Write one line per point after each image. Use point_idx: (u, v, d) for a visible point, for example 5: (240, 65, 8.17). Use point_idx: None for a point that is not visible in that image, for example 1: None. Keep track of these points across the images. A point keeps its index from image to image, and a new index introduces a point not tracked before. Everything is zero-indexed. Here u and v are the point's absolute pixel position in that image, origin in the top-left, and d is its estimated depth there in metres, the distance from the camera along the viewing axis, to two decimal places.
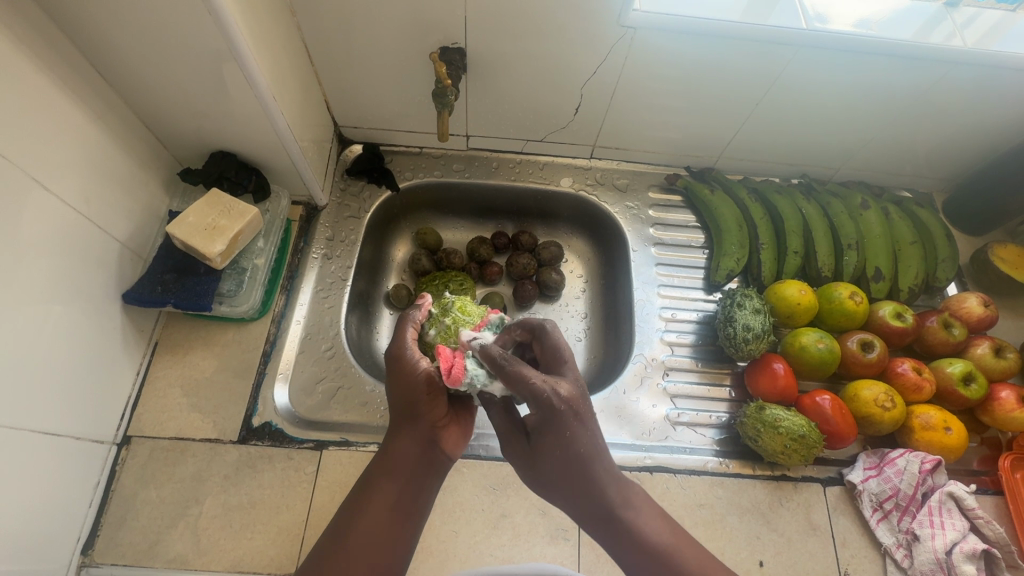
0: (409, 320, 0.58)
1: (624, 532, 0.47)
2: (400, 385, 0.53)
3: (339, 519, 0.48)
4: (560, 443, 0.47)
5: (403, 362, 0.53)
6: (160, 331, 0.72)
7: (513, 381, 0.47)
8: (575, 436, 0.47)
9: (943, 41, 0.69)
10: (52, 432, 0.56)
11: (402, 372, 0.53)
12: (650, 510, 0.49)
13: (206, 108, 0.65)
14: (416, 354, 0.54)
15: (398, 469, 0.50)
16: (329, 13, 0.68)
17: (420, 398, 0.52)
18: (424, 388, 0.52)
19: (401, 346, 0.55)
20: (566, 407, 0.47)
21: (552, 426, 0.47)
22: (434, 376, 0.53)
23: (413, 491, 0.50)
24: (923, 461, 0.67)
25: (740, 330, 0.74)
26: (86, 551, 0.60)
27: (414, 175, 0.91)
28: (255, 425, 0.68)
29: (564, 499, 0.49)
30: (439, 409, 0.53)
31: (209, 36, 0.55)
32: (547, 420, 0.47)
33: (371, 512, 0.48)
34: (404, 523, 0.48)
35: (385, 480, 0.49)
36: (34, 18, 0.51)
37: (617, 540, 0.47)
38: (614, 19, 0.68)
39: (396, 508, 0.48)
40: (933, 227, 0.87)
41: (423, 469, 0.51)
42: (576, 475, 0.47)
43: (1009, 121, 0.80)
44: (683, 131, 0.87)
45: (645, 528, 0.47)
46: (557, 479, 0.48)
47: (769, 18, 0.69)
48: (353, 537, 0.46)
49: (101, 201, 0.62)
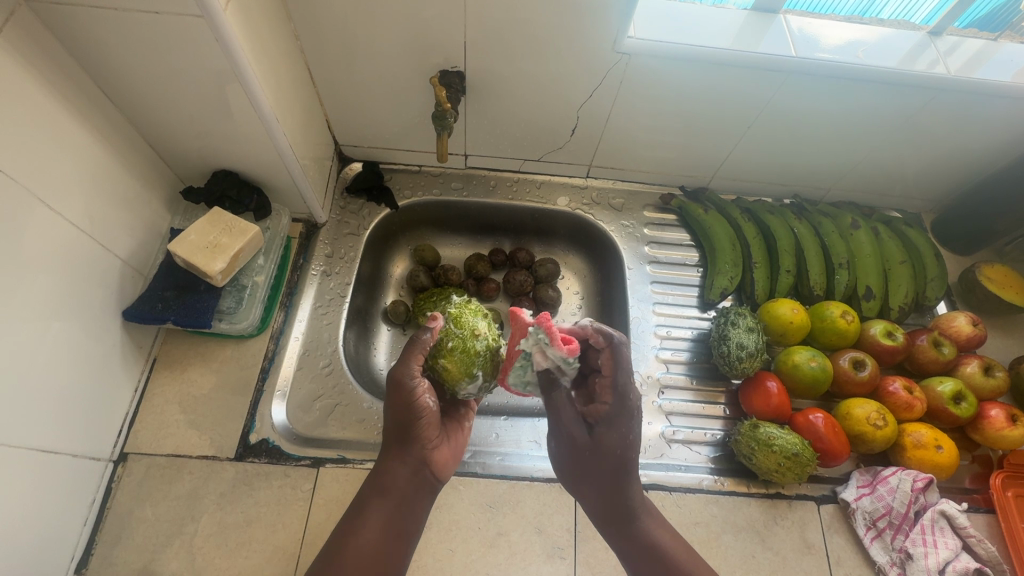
0: (419, 344, 0.55)
1: (635, 537, 0.56)
2: (399, 410, 0.53)
3: (337, 533, 0.50)
4: (615, 445, 0.55)
5: (403, 389, 0.52)
6: (159, 347, 0.73)
7: (618, 365, 0.54)
8: (634, 440, 0.55)
9: (927, 69, 0.72)
10: (50, 448, 0.57)
11: (402, 400, 0.52)
12: (658, 520, 0.57)
13: (210, 128, 0.66)
14: (418, 380, 0.53)
15: (392, 490, 0.52)
16: (331, 36, 0.70)
17: (414, 425, 0.53)
18: (421, 413, 0.53)
19: (403, 371, 0.53)
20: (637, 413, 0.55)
21: (621, 422, 0.54)
22: (430, 404, 0.54)
23: (406, 511, 0.52)
24: (915, 479, 0.68)
25: (733, 349, 0.75)
26: (80, 569, 0.60)
27: (412, 193, 0.92)
28: (252, 443, 0.68)
29: (594, 495, 0.57)
30: (430, 433, 0.55)
31: (214, 59, 0.56)
32: (617, 416, 0.54)
33: (369, 529, 0.50)
34: (398, 540, 0.51)
35: (379, 500, 0.52)
36: (45, 42, 0.52)
37: (629, 544, 0.56)
38: (608, 45, 0.70)
39: (391, 526, 0.51)
40: (922, 247, 0.89)
41: (415, 489, 0.53)
42: (619, 474, 0.55)
43: (992, 145, 0.82)
44: (676, 152, 0.89)
45: (652, 534, 0.56)
46: (599, 475, 0.56)
47: (759, 45, 0.71)
48: (351, 552, 0.48)
49: (104, 219, 0.63)
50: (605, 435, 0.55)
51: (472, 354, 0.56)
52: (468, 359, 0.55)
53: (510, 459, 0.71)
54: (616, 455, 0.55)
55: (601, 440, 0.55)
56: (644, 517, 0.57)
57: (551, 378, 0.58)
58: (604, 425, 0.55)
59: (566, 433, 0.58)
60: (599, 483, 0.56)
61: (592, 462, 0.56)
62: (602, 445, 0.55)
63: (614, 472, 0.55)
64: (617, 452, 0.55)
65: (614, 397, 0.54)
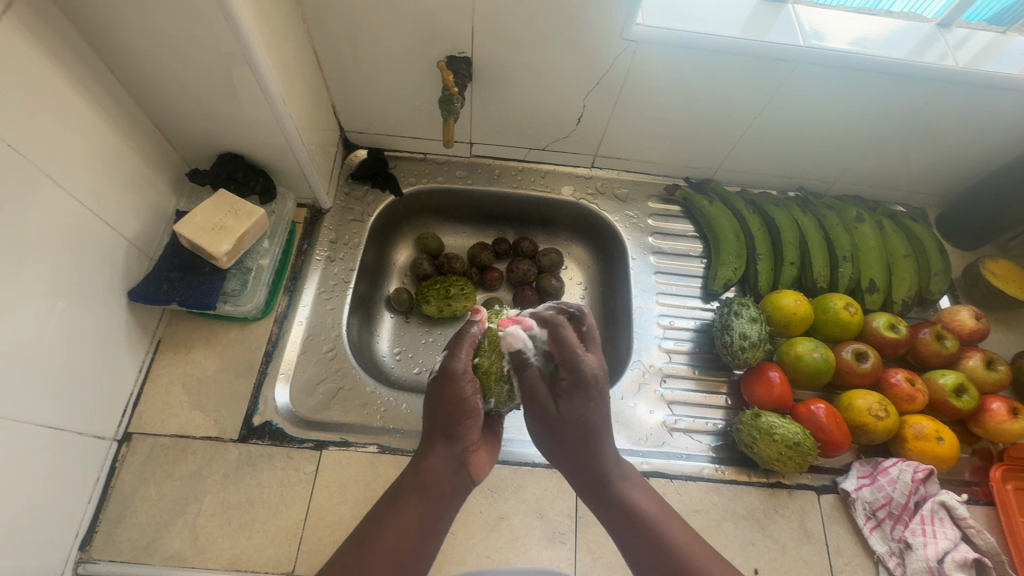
0: (466, 338, 0.58)
1: (622, 510, 0.55)
2: (449, 407, 0.55)
3: (365, 526, 0.50)
4: (582, 407, 0.56)
5: (455, 382, 0.55)
6: (163, 329, 0.73)
7: (561, 344, 0.55)
8: (597, 405, 0.56)
9: (936, 61, 0.71)
10: (54, 426, 0.57)
11: (452, 395, 0.55)
12: (638, 487, 0.58)
13: (217, 111, 0.66)
14: (468, 380, 0.56)
15: (431, 487, 0.53)
16: (338, 20, 0.70)
17: (462, 423, 0.55)
18: (467, 413, 0.55)
19: (454, 365, 0.56)
20: (595, 381, 0.55)
21: (585, 391, 0.55)
22: (478, 404, 0.56)
23: (441, 509, 0.52)
24: (915, 470, 0.68)
25: (737, 339, 0.75)
26: (83, 547, 0.60)
27: (417, 181, 0.92)
28: (255, 425, 0.68)
29: (568, 462, 0.58)
30: (472, 435, 0.56)
31: (222, 41, 0.56)
32: (579, 388, 0.55)
33: (400, 525, 0.50)
34: (427, 540, 0.50)
35: (417, 495, 0.52)
36: (54, 20, 0.52)
37: (616, 520, 0.55)
38: (616, 32, 0.69)
39: (424, 524, 0.51)
40: (926, 241, 0.89)
41: (451, 489, 0.54)
42: (595, 432, 0.57)
43: (999, 139, 0.82)
44: (681, 142, 0.89)
45: (634, 501, 0.56)
46: (569, 445, 0.57)
47: (768, 35, 0.71)
48: (381, 547, 0.48)
49: (110, 200, 0.63)
50: (573, 405, 0.55)
51: (491, 381, 0.58)
52: (488, 383, 0.58)
53: (512, 445, 0.71)
54: (575, 424, 0.56)
55: (566, 410, 0.56)
56: (631, 483, 0.58)
57: (522, 359, 0.57)
58: (567, 396, 0.55)
59: (533, 411, 0.57)
60: (569, 451, 0.57)
61: (564, 433, 0.57)
62: (568, 413, 0.56)
63: (588, 431, 0.56)
64: (579, 422, 0.56)
65: (570, 371, 0.55)
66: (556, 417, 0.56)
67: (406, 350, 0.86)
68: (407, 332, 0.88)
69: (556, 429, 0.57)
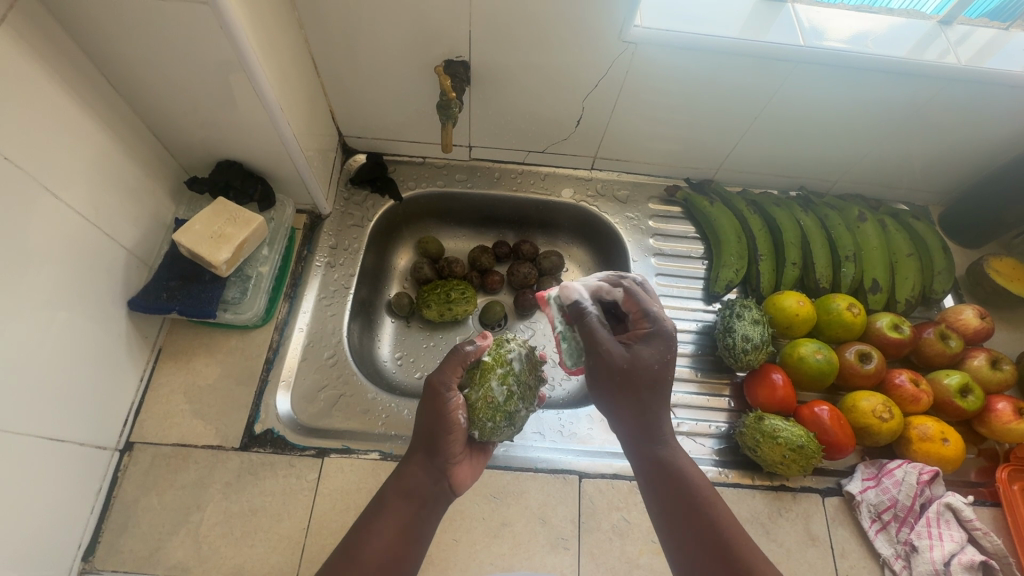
0: (459, 356, 0.58)
1: (670, 486, 0.54)
2: (432, 419, 0.55)
3: (351, 533, 0.50)
4: (660, 353, 0.56)
5: (439, 397, 0.55)
6: (164, 338, 0.73)
7: (636, 296, 0.60)
8: (670, 358, 0.56)
9: (937, 58, 0.71)
10: (56, 437, 0.57)
11: (435, 409, 0.55)
12: (686, 457, 0.56)
13: (215, 119, 0.66)
14: (450, 394, 0.56)
15: (414, 495, 0.53)
16: (335, 25, 0.70)
17: (442, 437, 0.54)
18: (449, 426, 0.55)
19: (440, 380, 0.56)
20: (672, 330, 0.58)
21: (662, 339, 0.57)
22: (460, 420, 0.55)
23: (424, 516, 0.53)
24: (920, 472, 0.68)
25: (739, 341, 0.75)
26: (86, 557, 0.60)
27: (416, 185, 0.92)
28: (257, 433, 0.68)
29: (633, 412, 0.55)
30: (456, 448, 0.56)
31: (218, 49, 0.56)
32: (655, 335, 0.57)
33: (384, 529, 0.50)
34: (411, 547, 0.51)
35: (401, 502, 0.52)
36: (51, 31, 0.52)
37: (660, 492, 0.54)
38: (615, 34, 0.69)
39: (407, 530, 0.51)
40: (930, 239, 0.88)
41: (433, 498, 0.54)
42: (656, 392, 0.55)
43: (1002, 137, 0.81)
44: (682, 143, 0.88)
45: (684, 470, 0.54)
46: (636, 396, 0.55)
47: (768, 35, 0.71)
48: (365, 552, 0.48)
49: (109, 210, 0.63)
50: (642, 349, 0.56)
51: (476, 415, 0.56)
52: (472, 417, 0.57)
53: (515, 450, 0.71)
54: (649, 370, 0.55)
55: (641, 356, 0.55)
56: (681, 458, 0.55)
57: (580, 310, 0.61)
58: (643, 342, 0.56)
59: (601, 357, 0.56)
60: (635, 403, 0.55)
61: (628, 382, 0.55)
62: (641, 357, 0.55)
63: (651, 387, 0.55)
64: (650, 372, 0.55)
65: (653, 317, 0.59)
66: (629, 361, 0.55)
67: (408, 354, 0.86)
68: (408, 337, 0.88)
69: (616, 382, 0.55)
